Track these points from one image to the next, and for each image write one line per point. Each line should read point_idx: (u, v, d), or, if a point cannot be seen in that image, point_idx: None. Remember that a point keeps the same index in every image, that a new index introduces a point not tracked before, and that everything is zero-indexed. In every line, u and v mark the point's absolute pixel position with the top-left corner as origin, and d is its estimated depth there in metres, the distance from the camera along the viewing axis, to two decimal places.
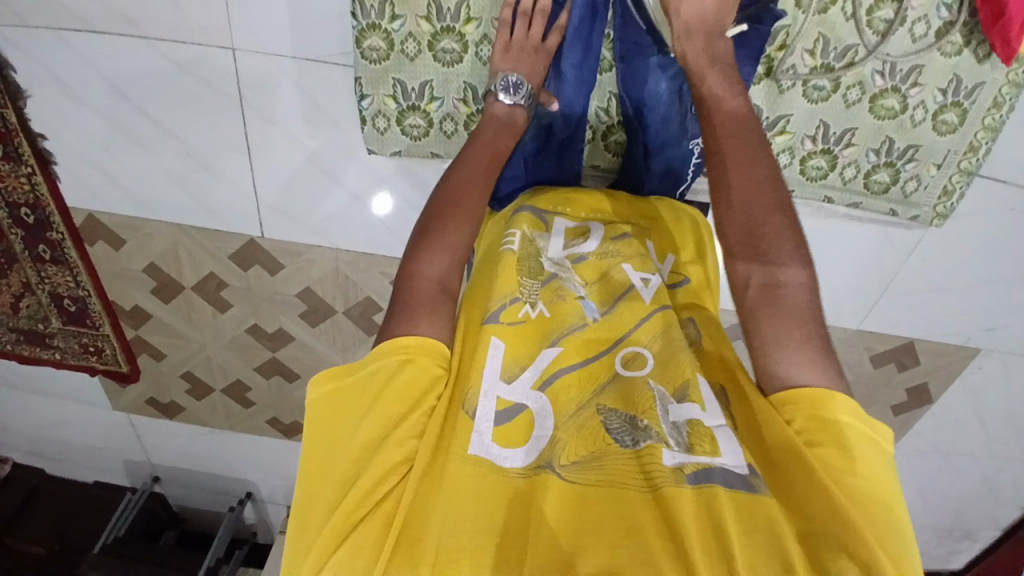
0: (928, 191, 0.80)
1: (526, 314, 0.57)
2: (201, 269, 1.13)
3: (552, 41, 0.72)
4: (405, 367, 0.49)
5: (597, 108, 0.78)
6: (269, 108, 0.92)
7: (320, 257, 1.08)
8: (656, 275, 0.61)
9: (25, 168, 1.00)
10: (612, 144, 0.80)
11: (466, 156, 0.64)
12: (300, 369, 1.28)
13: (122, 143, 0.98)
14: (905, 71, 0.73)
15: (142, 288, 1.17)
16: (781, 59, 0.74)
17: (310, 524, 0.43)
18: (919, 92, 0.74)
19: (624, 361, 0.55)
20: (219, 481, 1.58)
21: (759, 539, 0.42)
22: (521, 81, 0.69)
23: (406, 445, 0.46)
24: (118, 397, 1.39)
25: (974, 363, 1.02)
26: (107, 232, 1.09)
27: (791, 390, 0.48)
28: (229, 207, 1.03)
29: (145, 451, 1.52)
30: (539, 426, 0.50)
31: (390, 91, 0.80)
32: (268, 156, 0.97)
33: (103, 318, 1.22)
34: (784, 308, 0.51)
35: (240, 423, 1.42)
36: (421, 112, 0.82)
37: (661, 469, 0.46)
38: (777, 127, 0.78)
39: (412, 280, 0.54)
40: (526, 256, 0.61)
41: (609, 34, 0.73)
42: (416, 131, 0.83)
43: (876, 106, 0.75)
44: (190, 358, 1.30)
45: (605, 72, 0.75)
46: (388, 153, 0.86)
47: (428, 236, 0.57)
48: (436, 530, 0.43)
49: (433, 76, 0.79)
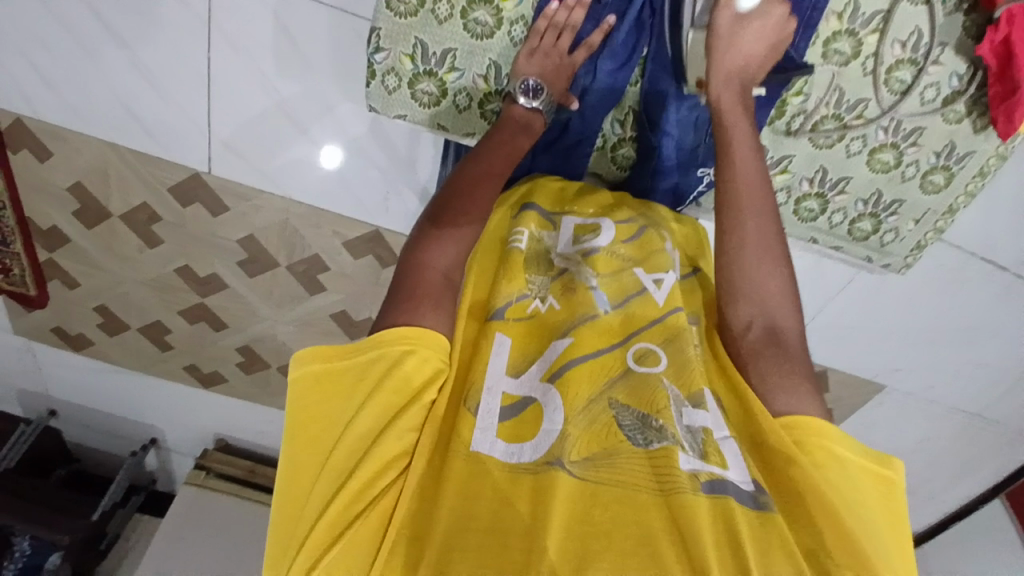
0: (902, 243, 0.84)
1: (535, 310, 0.57)
2: (133, 199, 1.05)
3: (579, 55, 0.70)
4: (407, 357, 0.48)
5: (613, 119, 0.76)
6: (240, 38, 0.85)
7: (270, 205, 1.02)
8: (670, 274, 0.60)
9: None
10: (620, 158, 0.78)
11: (481, 150, 0.63)
12: (228, 318, 1.22)
13: (64, 47, 0.88)
14: (907, 131, 0.74)
15: (65, 208, 1.08)
16: (795, 104, 0.73)
17: (303, 517, 0.43)
18: (915, 151, 0.76)
19: (637, 357, 0.53)
20: (120, 424, 1.49)
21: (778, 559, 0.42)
22: (540, 87, 0.68)
23: (405, 437, 0.46)
24: (18, 321, 1.28)
25: (876, 397, 1.11)
26: (34, 141, 0.99)
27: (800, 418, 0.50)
28: (178, 138, 0.96)
29: (42, 382, 1.42)
30: (549, 419, 0.48)
31: (408, 50, 0.74)
32: (230, 89, 0.90)
33: (15, 233, 1.12)
34: (785, 353, 0.54)
35: (154, 367, 1.34)
36: (436, 80, 0.76)
37: (678, 475, 0.45)
38: (779, 166, 0.78)
39: (418, 270, 0.53)
40: (533, 255, 0.60)
41: (643, 53, 0.71)
42: (426, 98, 0.77)
43: (874, 160, 0.77)
44: (108, 290, 1.20)
45: (632, 85, 0.74)
46: (391, 114, 0.79)
47: (439, 227, 0.55)
48: (437, 524, 0.42)
49: (459, 44, 0.73)
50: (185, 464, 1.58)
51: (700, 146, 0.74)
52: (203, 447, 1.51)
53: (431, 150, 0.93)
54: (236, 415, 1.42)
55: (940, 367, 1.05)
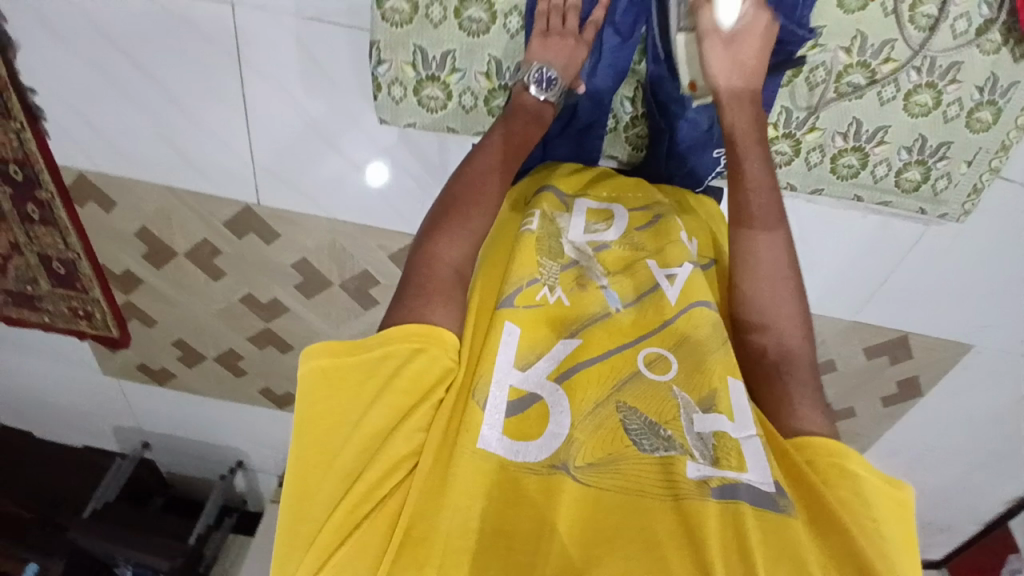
0: (957, 189, 0.77)
1: (543, 298, 0.55)
2: (194, 236, 1.10)
3: (589, 34, 0.69)
4: (416, 356, 0.47)
5: (621, 97, 0.75)
6: (273, 70, 0.87)
7: (317, 227, 1.05)
8: (684, 268, 0.58)
9: (15, 123, 0.95)
10: (633, 137, 0.77)
11: (486, 145, 0.63)
12: (293, 340, 1.26)
13: (113, 101, 0.93)
14: (943, 68, 0.69)
15: (135, 252, 1.14)
16: (814, 57, 0.69)
17: (311, 517, 0.43)
18: (956, 88, 0.70)
19: (646, 361, 0.53)
20: (209, 449, 1.57)
21: (782, 568, 0.43)
22: (554, 77, 0.67)
23: (414, 438, 0.46)
24: (107, 361, 1.37)
25: (965, 359, 1.02)
26: (99, 193, 1.05)
27: (816, 439, 0.51)
28: (226, 173, 1.00)
29: (134, 416, 1.51)
30: (555, 423, 0.49)
31: (409, 58, 0.76)
32: (266, 118, 0.92)
33: (94, 281, 1.19)
34: (791, 370, 0.57)
35: (232, 392, 1.40)
36: (440, 84, 0.79)
37: (685, 482, 0.46)
38: (807, 124, 0.75)
39: (429, 262, 0.53)
40: (546, 236, 0.59)
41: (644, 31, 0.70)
42: (433, 103, 0.80)
43: (911, 103, 0.72)
44: (182, 324, 1.27)
45: (637, 62, 0.72)
46: (402, 123, 0.83)
47: (449, 219, 0.56)
48: (444, 529, 0.43)
49: (457, 46, 0.75)
50: (270, 483, 1.64)
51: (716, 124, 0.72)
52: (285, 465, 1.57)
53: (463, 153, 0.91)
54: None
55: None
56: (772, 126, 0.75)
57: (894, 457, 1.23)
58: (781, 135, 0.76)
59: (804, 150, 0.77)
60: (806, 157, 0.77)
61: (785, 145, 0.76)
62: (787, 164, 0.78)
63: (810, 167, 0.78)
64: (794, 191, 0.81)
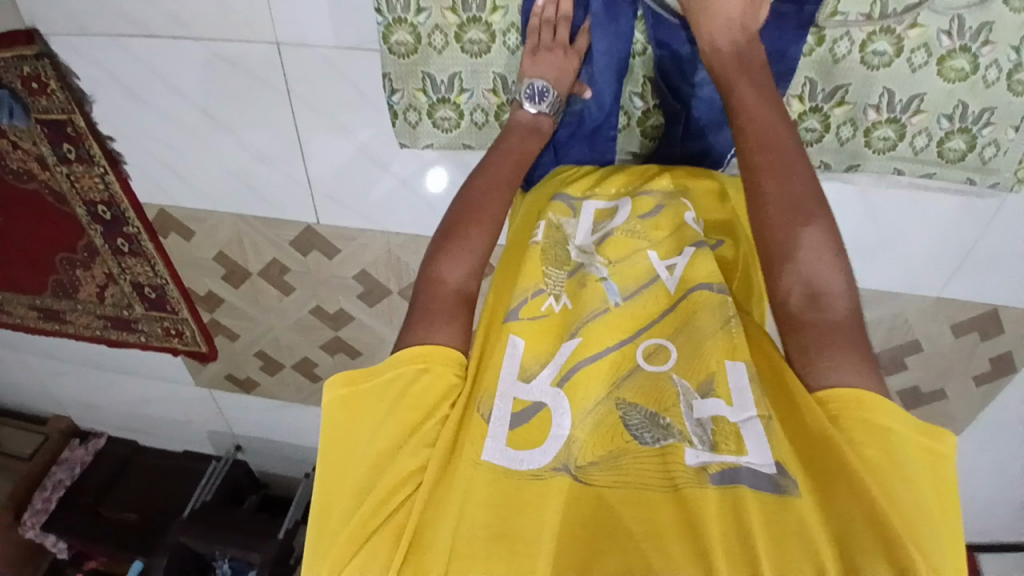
0: (1009, 156, 0.72)
1: (549, 308, 0.57)
2: (265, 256, 1.19)
3: (581, 43, 0.70)
4: (421, 375, 0.50)
5: (631, 93, 0.74)
6: (318, 102, 0.92)
7: (372, 241, 1.10)
8: (683, 255, 0.59)
9: (99, 168, 1.06)
10: (650, 129, 0.76)
11: (490, 162, 0.65)
12: (362, 346, 1.33)
13: (181, 144, 1.02)
14: (974, 29, 0.64)
15: (213, 275, 1.24)
16: (834, 26, 0.66)
17: (329, 528, 0.46)
18: (991, 50, 0.65)
19: (646, 354, 0.54)
20: (294, 450, 1.68)
21: (792, 545, 0.42)
22: (547, 88, 0.69)
23: (420, 453, 0.48)
24: (199, 374, 1.50)
25: None
26: (178, 225, 1.15)
27: (836, 390, 0.46)
28: (286, 198, 1.07)
29: (226, 423, 1.64)
30: (556, 425, 0.51)
31: (419, 85, 0.80)
32: (314, 144, 0.98)
33: (181, 302, 1.30)
34: (828, 324, 0.48)
35: (309, 397, 1.49)
36: (451, 104, 0.82)
37: (683, 469, 0.47)
38: (835, 98, 0.72)
39: (431, 285, 0.56)
40: (551, 245, 0.61)
41: (641, 14, 0.68)
42: (447, 123, 0.83)
43: (945, 69, 0.67)
44: (261, 338, 1.37)
45: (638, 56, 0.71)
46: (421, 145, 0.87)
47: (450, 240, 0.58)
48: (445, 535, 0.45)
49: (462, 67, 0.78)
50: None
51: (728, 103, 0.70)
52: None
53: None
54: None
55: None
56: (798, 100, 0.72)
57: (991, 442, 1.14)
58: (809, 110, 0.73)
59: (834, 124, 0.74)
60: (837, 132, 0.74)
61: (814, 120, 0.74)
62: (818, 141, 0.75)
63: (843, 142, 0.75)
64: (830, 170, 0.78)
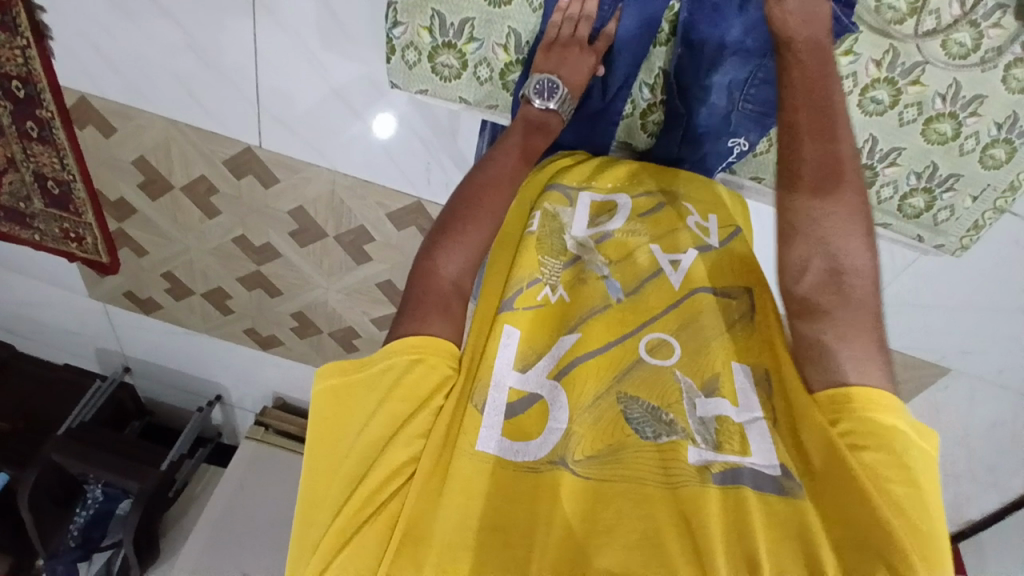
0: (959, 222, 0.77)
1: (545, 298, 0.57)
2: (193, 171, 1.09)
3: (600, 45, 0.69)
4: (414, 366, 0.49)
5: (642, 83, 0.73)
6: (284, 14, 0.84)
7: (317, 176, 1.04)
8: (688, 254, 0.59)
9: (20, 39, 0.93)
10: (650, 124, 0.75)
11: (491, 156, 0.63)
12: (283, 286, 1.27)
13: (121, 31, 0.91)
14: (967, 99, 0.67)
15: (131, 181, 1.14)
16: (844, 64, 0.68)
17: (316, 522, 0.44)
18: (975, 122, 0.69)
19: (649, 348, 0.54)
20: (190, 381, 1.59)
21: (787, 548, 0.44)
22: (555, 86, 0.66)
23: (412, 445, 0.47)
24: (95, 286, 1.37)
25: (940, 381, 1.01)
26: (100, 119, 1.04)
27: (849, 390, 0.48)
28: (232, 115, 0.98)
29: (118, 342, 1.52)
30: (553, 418, 0.50)
31: (426, 23, 0.74)
32: (271, 60, 0.90)
33: (87, 205, 1.18)
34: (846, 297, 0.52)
35: (216, 329, 1.41)
36: (456, 51, 0.76)
37: (684, 467, 0.47)
38: None
39: (427, 277, 0.53)
40: (547, 234, 0.60)
41: (675, 6, 0.67)
42: (447, 71, 0.78)
43: (929, 130, 0.70)
44: (173, 258, 1.27)
45: (659, 46, 0.70)
46: (412, 89, 0.81)
47: (446, 234, 0.56)
48: (439, 529, 0.45)
49: (476, 14, 0.72)
50: (248, 420, 1.66)
51: (731, 112, 0.70)
52: (264, 404, 1.58)
53: (473, 121, 0.89)
54: (295, 377, 1.47)
55: (1015, 357, 0.93)
56: None
57: None
58: None
59: None
60: None
61: None
62: None
63: None
64: None
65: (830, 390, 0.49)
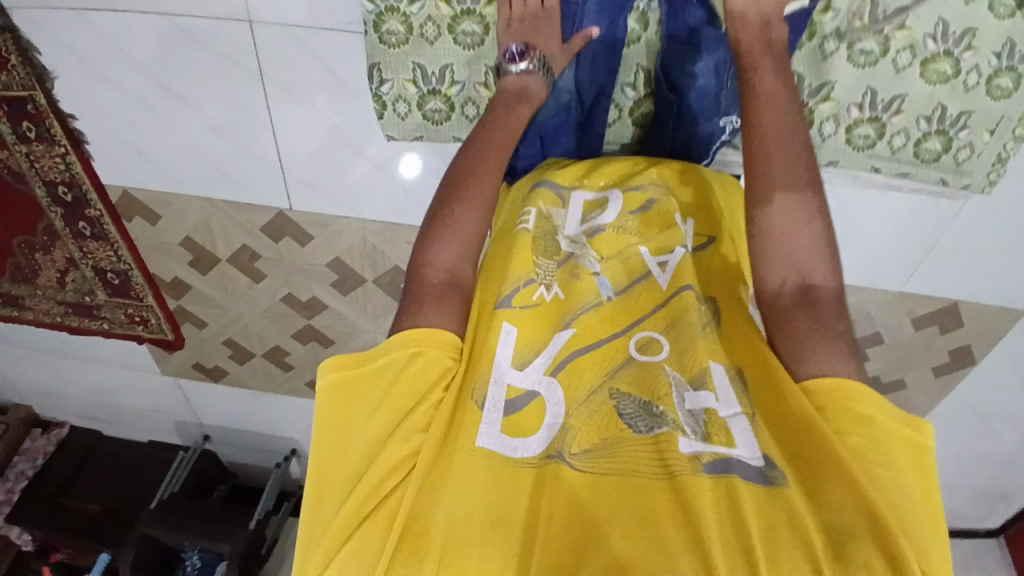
0: (981, 159, 0.74)
1: (540, 297, 0.57)
2: (234, 242, 1.15)
3: (574, 42, 0.70)
4: (413, 360, 0.51)
5: (622, 84, 0.75)
6: (289, 81, 0.88)
7: (347, 228, 1.08)
8: (676, 253, 0.59)
9: (60, 148, 1.01)
10: (639, 118, 0.77)
11: (476, 137, 0.65)
12: (335, 335, 1.31)
13: (149, 127, 0.98)
14: (958, 34, 0.67)
15: (181, 261, 1.20)
16: (826, 22, 0.69)
17: (323, 518, 0.46)
18: (972, 55, 0.68)
19: (639, 346, 0.55)
20: (265, 439, 1.65)
21: (782, 532, 0.42)
22: (525, 49, 0.68)
23: (412, 439, 0.48)
24: (165, 362, 1.45)
25: (1018, 327, 0.95)
26: (143, 209, 1.11)
27: (823, 380, 0.49)
28: (259, 183, 1.03)
29: (194, 413, 1.60)
30: (551, 413, 0.51)
31: (410, 76, 0.83)
32: (287, 126, 0.94)
33: (146, 289, 1.26)
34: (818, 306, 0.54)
35: (280, 386, 1.47)
36: (442, 97, 0.85)
37: (677, 456, 0.47)
38: (820, 93, 0.73)
39: (421, 272, 0.58)
40: (541, 235, 0.61)
41: (640, 6, 0.71)
42: (438, 115, 0.87)
43: (928, 71, 0.70)
44: (229, 326, 1.34)
45: (633, 44, 0.73)
46: (407, 139, 0.90)
47: (436, 227, 0.59)
48: (442, 523, 0.45)
49: (455, 60, 0.82)
50: None
51: (722, 91, 0.71)
52: None
53: None
54: None
55: None
56: None
57: (949, 435, 1.16)
58: None
59: (818, 120, 0.75)
60: (820, 128, 0.76)
61: None
62: None
63: (824, 138, 0.76)
64: None
65: (812, 378, 0.50)
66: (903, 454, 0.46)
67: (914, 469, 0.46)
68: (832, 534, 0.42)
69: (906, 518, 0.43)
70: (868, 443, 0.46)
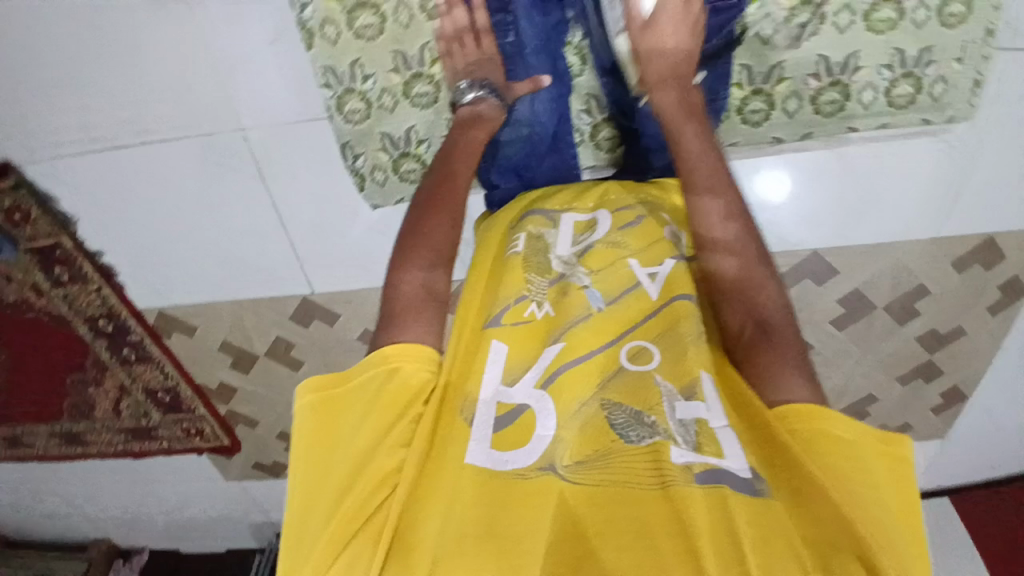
0: (957, 88, 0.79)
1: (531, 314, 0.59)
2: (269, 336, 1.18)
3: (520, 87, 0.78)
4: (392, 374, 0.51)
5: (578, 111, 0.83)
6: (286, 172, 0.92)
7: (372, 299, 1.09)
8: (665, 265, 0.62)
9: (93, 285, 1.07)
10: (603, 138, 0.84)
11: (440, 157, 0.70)
12: None
13: (171, 246, 1.03)
14: None
15: (223, 365, 1.23)
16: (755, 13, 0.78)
17: (308, 540, 0.45)
18: None
19: (630, 355, 0.55)
20: None
21: (776, 544, 0.43)
22: (472, 83, 0.75)
23: (395, 454, 0.48)
24: (228, 467, 1.47)
25: None
26: (179, 322, 1.15)
27: (791, 406, 0.50)
28: (280, 274, 1.06)
29: (267, 515, 1.58)
30: (541, 426, 0.50)
31: (380, 145, 0.90)
32: (295, 215, 0.98)
33: (196, 399, 1.29)
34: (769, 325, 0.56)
35: None
36: (414, 157, 0.91)
37: (672, 468, 0.46)
38: (773, 77, 0.82)
39: (397, 287, 0.58)
40: (533, 254, 0.63)
41: (573, 41, 0.80)
42: (413, 175, 0.92)
43: (869, 24, 0.78)
44: (280, 419, 1.35)
45: (578, 76, 0.82)
46: (394, 202, 0.94)
47: (409, 241, 0.62)
48: (432, 540, 0.44)
49: (418, 121, 0.89)
50: None
51: None
52: None
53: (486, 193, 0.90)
54: None
55: None
56: (739, 85, 0.82)
57: None
58: (751, 92, 0.83)
59: (780, 99, 0.82)
60: (785, 105, 0.83)
61: (759, 101, 0.83)
62: (768, 118, 0.84)
63: (793, 114, 0.83)
64: (789, 140, 0.85)
65: (782, 404, 0.51)
66: (881, 467, 0.46)
67: (893, 484, 0.46)
68: (820, 553, 0.43)
69: (886, 533, 0.43)
70: (839, 456, 0.47)
